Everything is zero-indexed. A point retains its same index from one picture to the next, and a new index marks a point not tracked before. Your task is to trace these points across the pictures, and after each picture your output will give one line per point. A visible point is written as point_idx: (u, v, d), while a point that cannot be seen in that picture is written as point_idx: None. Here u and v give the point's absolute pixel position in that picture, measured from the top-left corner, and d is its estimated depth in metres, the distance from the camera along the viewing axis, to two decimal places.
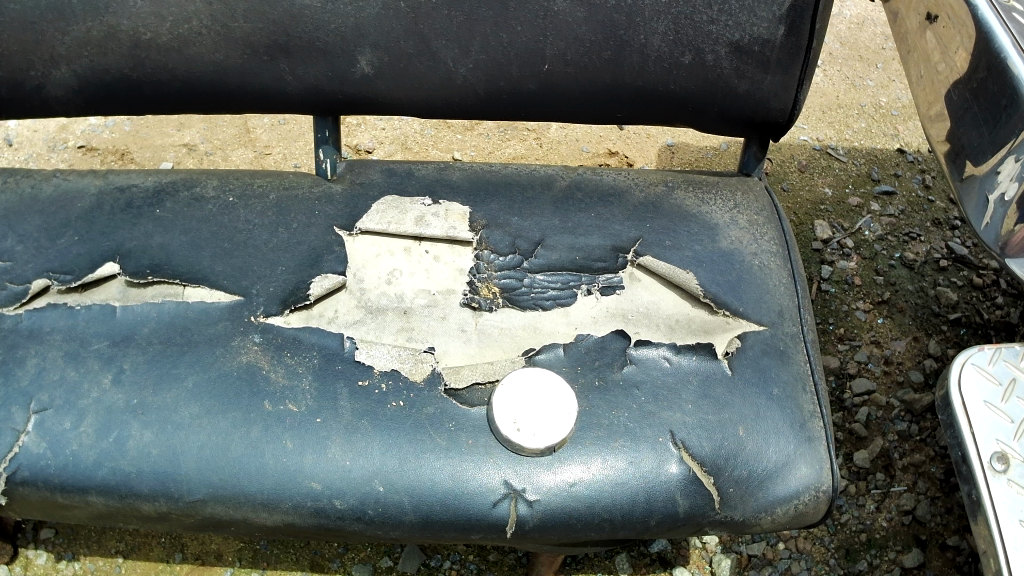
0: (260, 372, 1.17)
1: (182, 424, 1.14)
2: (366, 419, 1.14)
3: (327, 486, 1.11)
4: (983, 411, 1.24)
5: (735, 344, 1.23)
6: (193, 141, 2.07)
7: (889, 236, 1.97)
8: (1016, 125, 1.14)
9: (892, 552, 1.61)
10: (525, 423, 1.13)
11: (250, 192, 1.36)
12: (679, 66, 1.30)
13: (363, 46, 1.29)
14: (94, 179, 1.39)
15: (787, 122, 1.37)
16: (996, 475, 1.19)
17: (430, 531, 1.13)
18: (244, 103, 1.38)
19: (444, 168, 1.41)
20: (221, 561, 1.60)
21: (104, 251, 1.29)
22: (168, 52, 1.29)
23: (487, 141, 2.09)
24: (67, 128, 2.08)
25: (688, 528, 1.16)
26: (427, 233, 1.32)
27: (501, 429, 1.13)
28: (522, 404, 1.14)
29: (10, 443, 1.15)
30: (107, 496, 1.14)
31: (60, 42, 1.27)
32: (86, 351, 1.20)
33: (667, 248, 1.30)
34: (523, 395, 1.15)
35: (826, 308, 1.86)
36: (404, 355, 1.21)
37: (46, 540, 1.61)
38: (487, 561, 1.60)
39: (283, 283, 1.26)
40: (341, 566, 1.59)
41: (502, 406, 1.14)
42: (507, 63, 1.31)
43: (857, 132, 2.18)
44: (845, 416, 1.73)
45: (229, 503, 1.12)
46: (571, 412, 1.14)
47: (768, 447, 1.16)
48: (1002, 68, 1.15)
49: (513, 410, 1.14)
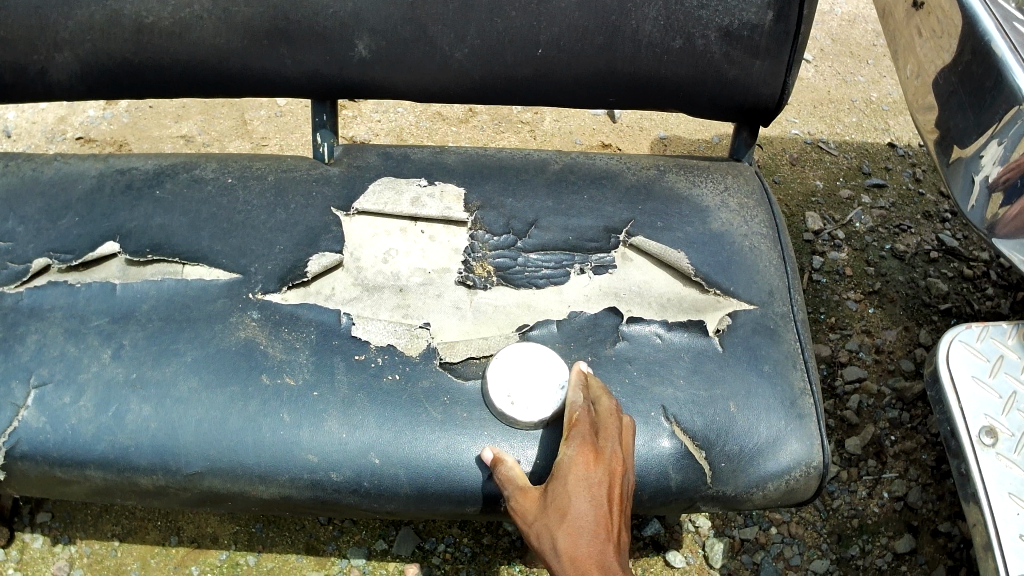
0: (258, 348, 1.19)
1: (180, 397, 1.15)
2: (363, 393, 1.16)
3: (324, 459, 1.13)
4: (972, 387, 1.26)
5: (726, 322, 1.25)
6: (191, 132, 2.09)
7: (880, 228, 1.99)
8: (1000, 106, 1.16)
9: (884, 538, 1.62)
10: (518, 396, 1.15)
11: (249, 173, 1.38)
12: (670, 51, 1.32)
13: (361, 30, 1.32)
14: (94, 162, 1.41)
15: (777, 107, 1.39)
16: (985, 449, 1.21)
17: (426, 503, 1.15)
18: (244, 87, 1.40)
19: (440, 152, 1.43)
20: (216, 544, 1.60)
21: (105, 231, 1.31)
22: (170, 37, 1.31)
23: (482, 133, 2.11)
24: (66, 120, 2.10)
25: (680, 503, 1.18)
26: (423, 213, 1.34)
27: (495, 403, 1.14)
28: (517, 378, 1.16)
29: (9, 417, 1.16)
30: (105, 469, 1.15)
31: (63, 26, 1.29)
32: (87, 327, 1.22)
33: (659, 229, 1.32)
34: (517, 368, 1.17)
35: (818, 297, 1.88)
36: (400, 331, 1.23)
37: (42, 523, 1.61)
38: (481, 544, 1.62)
39: (281, 261, 1.28)
40: (337, 549, 1.61)
41: (496, 377, 1.16)
42: (502, 49, 1.33)
43: (849, 127, 2.21)
44: (836, 403, 1.75)
45: (227, 475, 1.14)
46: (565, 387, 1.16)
47: (759, 423, 1.17)
48: (986, 52, 1.18)
49: (507, 382, 1.16)
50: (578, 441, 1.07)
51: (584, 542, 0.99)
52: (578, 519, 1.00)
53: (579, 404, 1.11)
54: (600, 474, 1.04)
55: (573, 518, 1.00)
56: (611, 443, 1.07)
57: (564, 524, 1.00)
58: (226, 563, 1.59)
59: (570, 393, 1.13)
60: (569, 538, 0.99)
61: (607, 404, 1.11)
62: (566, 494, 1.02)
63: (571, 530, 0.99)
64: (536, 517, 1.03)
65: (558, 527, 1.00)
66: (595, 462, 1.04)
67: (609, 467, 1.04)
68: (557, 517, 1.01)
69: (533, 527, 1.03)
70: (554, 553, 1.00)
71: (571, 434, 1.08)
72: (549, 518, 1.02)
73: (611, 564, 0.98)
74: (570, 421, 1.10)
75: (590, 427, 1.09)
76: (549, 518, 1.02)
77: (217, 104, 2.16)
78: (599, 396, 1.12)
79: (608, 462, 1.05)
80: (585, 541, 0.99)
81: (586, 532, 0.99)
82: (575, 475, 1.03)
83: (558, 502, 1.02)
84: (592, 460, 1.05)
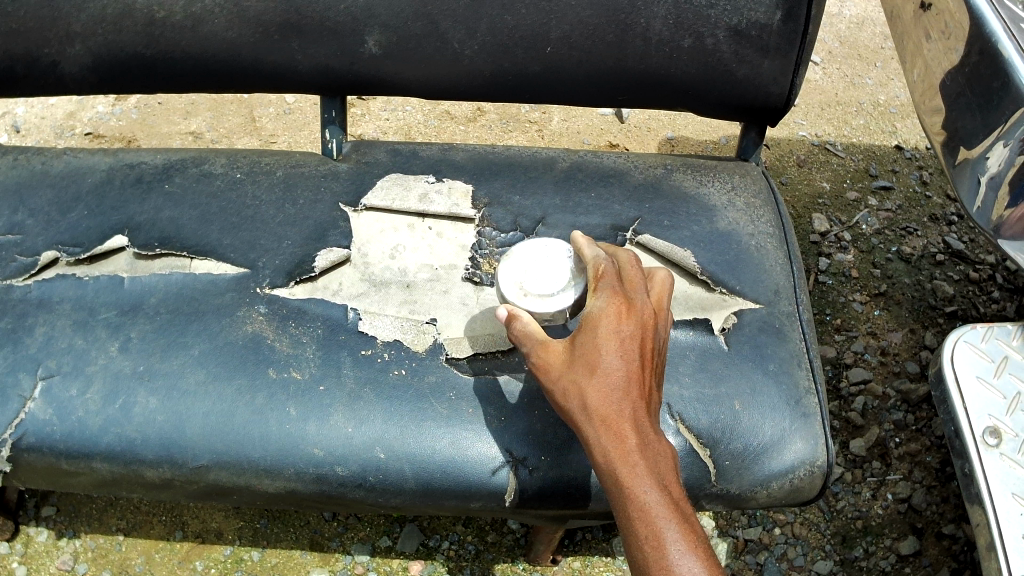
0: (266, 342, 1.20)
1: (187, 390, 1.15)
2: (369, 387, 1.16)
3: (329, 453, 1.13)
4: (976, 387, 1.26)
5: (732, 321, 1.25)
6: (199, 129, 2.10)
7: (886, 230, 1.99)
8: (1007, 107, 1.16)
9: (888, 539, 1.62)
10: (530, 287, 1.10)
11: (258, 168, 1.39)
12: (680, 49, 1.32)
13: (372, 26, 1.32)
14: (104, 156, 1.41)
15: (785, 107, 1.40)
16: (989, 449, 1.21)
17: (430, 498, 1.15)
18: (254, 81, 1.41)
19: (448, 149, 1.44)
20: (221, 539, 1.61)
21: (114, 224, 1.32)
22: (181, 31, 1.32)
23: (490, 132, 2.12)
24: (76, 115, 2.11)
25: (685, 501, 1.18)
26: (431, 210, 1.34)
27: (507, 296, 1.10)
28: (530, 268, 1.12)
29: (16, 409, 1.16)
30: (111, 462, 1.15)
31: (76, 18, 1.30)
32: (95, 320, 1.22)
33: (666, 228, 1.33)
34: (531, 259, 1.13)
35: (823, 299, 1.89)
36: (407, 326, 1.24)
37: (47, 517, 1.62)
38: (486, 542, 1.62)
39: (290, 256, 1.29)
40: (341, 545, 1.61)
41: (507, 270, 1.12)
42: (512, 45, 1.34)
43: (856, 129, 2.21)
44: (841, 405, 1.76)
45: (232, 469, 1.14)
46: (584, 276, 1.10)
47: (764, 422, 1.17)
48: (994, 53, 1.18)
49: (519, 273, 1.12)
50: (607, 292, 0.98)
51: (617, 399, 0.91)
52: (609, 374, 0.92)
53: (603, 258, 1.03)
54: (634, 325, 0.95)
55: (606, 371, 0.92)
56: (639, 295, 0.99)
57: (595, 378, 0.92)
58: (230, 557, 1.59)
59: (586, 250, 1.07)
60: (601, 393, 0.91)
61: (627, 259, 1.06)
62: (596, 345, 0.93)
63: (604, 383, 0.91)
64: (561, 371, 0.96)
65: (589, 381, 0.92)
66: (626, 311, 0.96)
67: (641, 318, 0.96)
68: (587, 369, 0.93)
69: (558, 382, 0.95)
70: (583, 409, 0.92)
71: (598, 285, 1.00)
72: (578, 371, 0.94)
73: (644, 422, 0.91)
74: (595, 275, 1.02)
75: (617, 279, 1.00)
76: (577, 371, 0.94)
77: (226, 100, 2.17)
78: (616, 252, 1.07)
79: (639, 315, 0.96)
80: (618, 398, 0.91)
81: (620, 387, 0.91)
82: (606, 324, 0.94)
83: (586, 357, 0.94)
84: (623, 312, 0.96)
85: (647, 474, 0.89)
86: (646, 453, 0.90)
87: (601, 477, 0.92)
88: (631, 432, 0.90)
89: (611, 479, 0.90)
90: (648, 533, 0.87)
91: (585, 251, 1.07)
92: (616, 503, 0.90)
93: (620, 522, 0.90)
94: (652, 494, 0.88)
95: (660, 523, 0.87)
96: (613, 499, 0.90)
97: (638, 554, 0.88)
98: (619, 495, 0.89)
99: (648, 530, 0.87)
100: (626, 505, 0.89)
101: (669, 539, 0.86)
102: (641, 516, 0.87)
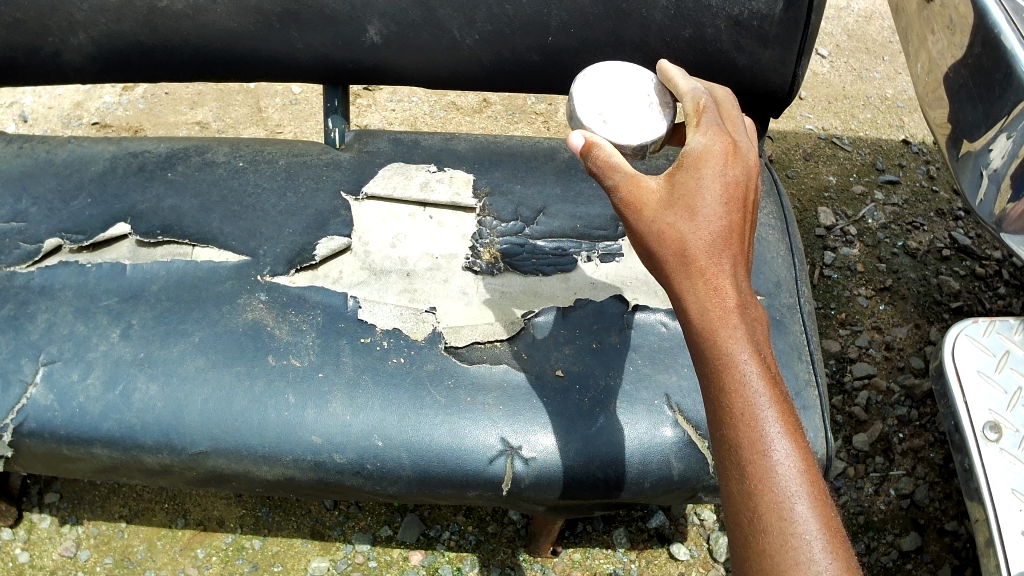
0: (265, 329, 1.20)
1: (187, 376, 1.15)
2: (367, 375, 1.16)
3: (328, 440, 1.13)
4: (977, 381, 1.25)
5: None
6: (206, 119, 2.11)
7: (892, 224, 1.97)
8: (1009, 99, 1.14)
9: (890, 535, 1.61)
10: (612, 117, 1.05)
11: (260, 157, 1.39)
12: (680, 39, 1.32)
13: (372, 15, 1.32)
14: (108, 145, 1.42)
15: (787, 97, 1.39)
16: (989, 443, 1.20)
17: (427, 487, 1.15)
18: (256, 71, 1.41)
19: (450, 138, 1.44)
20: (223, 527, 1.62)
21: (116, 212, 1.32)
22: (181, 19, 1.32)
23: (496, 124, 2.12)
24: (83, 105, 2.13)
25: (683, 492, 1.18)
26: (432, 198, 1.35)
27: (586, 122, 1.04)
28: (607, 96, 1.07)
29: (18, 395, 1.17)
30: (111, 448, 1.16)
31: (78, 8, 1.30)
32: (97, 307, 1.23)
33: None
34: (606, 85, 1.08)
35: (829, 292, 1.88)
36: (406, 315, 1.24)
37: (51, 504, 1.63)
38: (486, 533, 1.62)
39: (290, 245, 1.30)
40: (342, 535, 1.62)
41: (583, 96, 1.06)
42: (512, 34, 1.33)
43: (863, 123, 2.19)
44: (845, 399, 1.74)
45: (231, 455, 1.14)
46: (663, 115, 1.07)
47: None
48: (997, 44, 1.16)
49: (596, 101, 1.06)
50: (713, 129, 0.89)
51: (719, 248, 0.83)
52: (712, 221, 0.83)
53: (703, 93, 0.96)
54: (740, 171, 0.87)
55: (708, 217, 0.83)
56: (741, 138, 0.92)
57: (697, 223, 0.83)
58: (231, 546, 1.60)
59: (681, 83, 0.99)
60: (702, 241, 0.82)
61: (724, 97, 0.98)
62: (699, 185, 0.84)
63: (706, 231, 0.83)
64: (655, 212, 0.85)
65: (689, 227, 0.83)
66: (733, 153, 0.88)
67: (746, 163, 0.88)
68: (687, 211, 0.84)
69: (651, 224, 0.85)
70: (680, 257, 0.83)
71: (702, 122, 0.91)
72: (675, 213, 0.84)
73: (742, 284, 0.83)
74: (694, 110, 0.94)
75: (719, 116, 0.93)
76: (675, 213, 0.84)
77: (232, 91, 2.18)
78: (712, 89, 1.00)
79: (745, 160, 0.88)
80: (720, 249, 0.83)
81: (722, 238, 0.83)
82: (712, 164, 0.86)
83: (687, 196, 0.84)
84: (730, 155, 0.87)
85: (746, 341, 0.81)
86: (746, 318, 0.82)
87: (690, 337, 0.84)
88: (731, 291, 0.82)
89: (705, 342, 0.82)
90: (743, 409, 0.79)
91: (679, 83, 0.99)
92: (708, 368, 0.82)
93: (708, 392, 0.82)
94: (751, 364, 0.80)
95: (758, 399, 0.78)
96: (703, 365, 0.82)
97: (726, 430, 0.80)
98: (713, 362, 0.81)
99: (744, 406, 0.79)
100: (721, 372, 0.80)
101: (766, 418, 0.78)
102: (739, 388, 0.79)
